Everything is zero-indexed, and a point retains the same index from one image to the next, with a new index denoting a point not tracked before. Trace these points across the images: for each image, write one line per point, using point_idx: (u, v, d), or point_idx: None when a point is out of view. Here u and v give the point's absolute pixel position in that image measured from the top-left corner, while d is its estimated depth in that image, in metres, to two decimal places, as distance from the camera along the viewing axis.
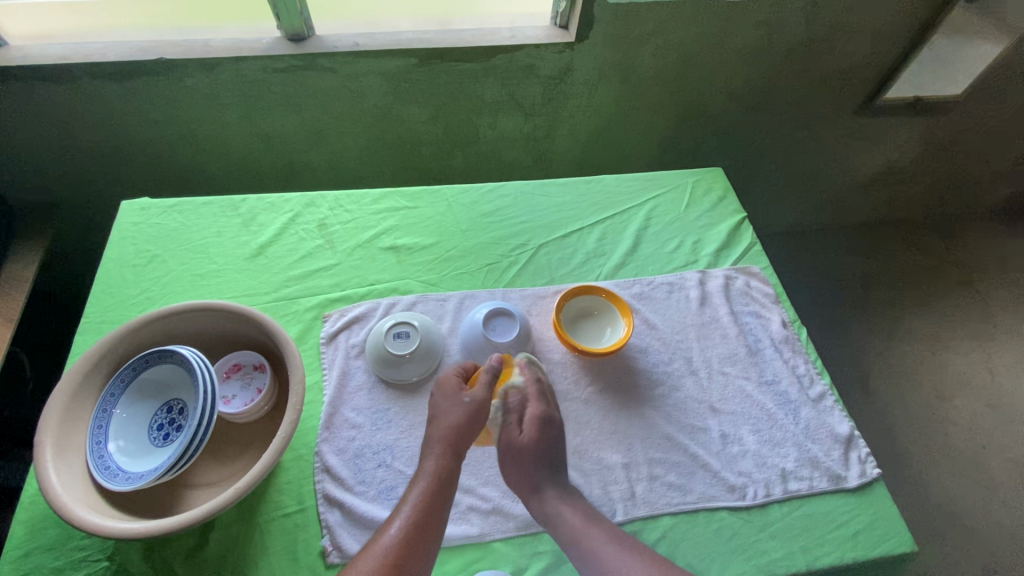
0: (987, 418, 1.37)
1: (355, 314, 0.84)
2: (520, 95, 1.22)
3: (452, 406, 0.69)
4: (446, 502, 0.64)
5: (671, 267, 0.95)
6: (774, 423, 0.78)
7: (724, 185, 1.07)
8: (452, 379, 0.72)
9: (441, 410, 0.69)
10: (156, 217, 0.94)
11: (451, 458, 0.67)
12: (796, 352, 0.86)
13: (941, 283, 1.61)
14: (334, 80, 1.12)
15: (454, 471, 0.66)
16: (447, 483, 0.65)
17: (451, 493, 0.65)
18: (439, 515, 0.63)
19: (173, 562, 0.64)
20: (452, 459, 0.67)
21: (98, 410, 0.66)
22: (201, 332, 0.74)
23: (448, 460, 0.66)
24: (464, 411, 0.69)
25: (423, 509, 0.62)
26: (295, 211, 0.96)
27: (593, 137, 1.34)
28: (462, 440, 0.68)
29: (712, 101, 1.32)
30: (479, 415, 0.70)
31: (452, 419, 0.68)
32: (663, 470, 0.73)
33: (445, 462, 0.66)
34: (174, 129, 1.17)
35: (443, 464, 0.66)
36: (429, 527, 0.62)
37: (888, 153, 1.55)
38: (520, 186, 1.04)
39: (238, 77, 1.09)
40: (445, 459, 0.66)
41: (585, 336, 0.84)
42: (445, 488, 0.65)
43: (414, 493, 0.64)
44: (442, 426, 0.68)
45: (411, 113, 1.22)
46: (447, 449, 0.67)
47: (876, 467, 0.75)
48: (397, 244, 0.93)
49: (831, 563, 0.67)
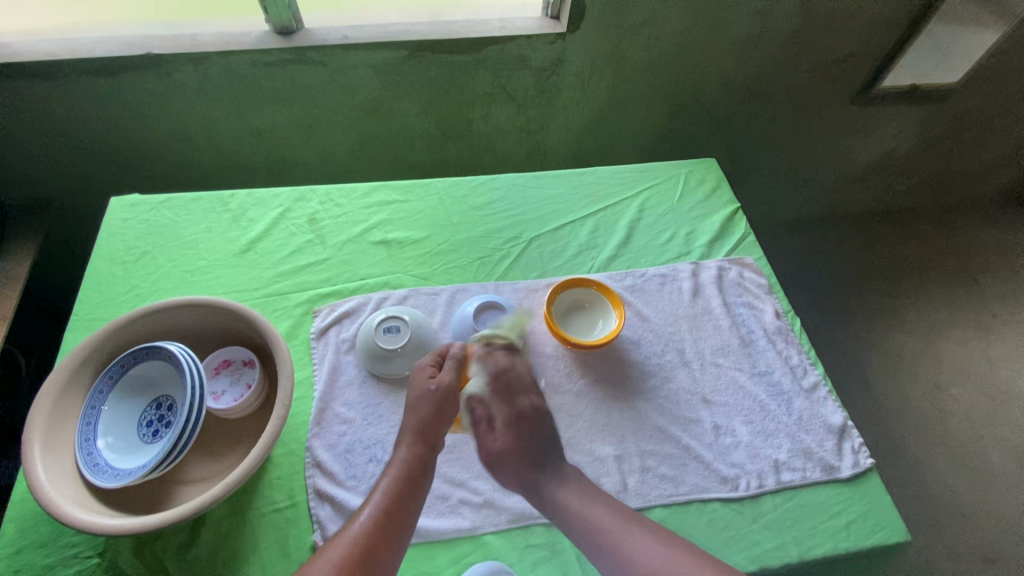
0: (984, 408, 1.37)
1: (345, 308, 0.84)
2: (512, 87, 1.21)
3: (420, 397, 0.70)
4: (416, 491, 0.65)
5: (664, 258, 0.94)
6: (766, 414, 0.78)
7: (718, 176, 1.07)
8: (425, 368, 0.73)
9: (411, 401, 0.70)
10: (145, 213, 0.93)
11: (423, 447, 0.67)
12: (790, 343, 0.85)
13: (939, 272, 1.60)
14: (324, 73, 1.12)
15: (426, 460, 0.67)
16: (418, 472, 0.66)
17: (422, 483, 0.66)
18: (409, 504, 0.64)
19: (165, 558, 0.64)
20: (424, 448, 0.67)
21: (87, 407, 0.66)
22: (189, 328, 0.73)
23: (420, 449, 0.67)
24: (431, 400, 0.69)
25: (393, 497, 0.63)
26: (285, 206, 0.95)
27: (587, 129, 1.33)
28: (436, 429, 0.69)
29: (707, 91, 1.31)
30: (449, 402, 0.70)
31: (421, 410, 0.69)
32: (655, 462, 0.73)
33: (417, 451, 0.67)
34: (164, 124, 1.16)
35: (415, 454, 0.67)
36: (399, 515, 0.62)
37: (884, 142, 1.54)
38: (512, 179, 1.03)
39: (228, 71, 1.08)
40: (418, 449, 0.67)
41: (576, 328, 0.83)
42: (416, 476, 0.65)
43: (384, 482, 0.64)
44: (413, 417, 0.69)
45: (403, 106, 1.21)
46: (419, 439, 0.68)
47: (869, 457, 0.75)
48: (388, 239, 0.92)
49: (823, 553, 0.67)
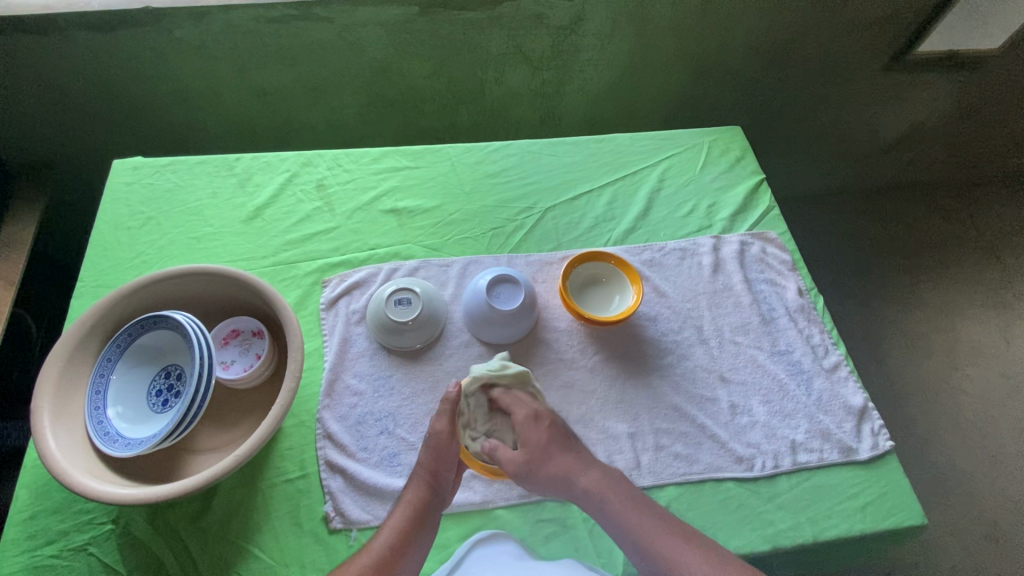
0: (1000, 388, 1.34)
1: (355, 279, 0.82)
2: (527, 47, 1.15)
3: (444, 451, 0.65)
4: (422, 532, 0.62)
5: (684, 232, 0.91)
6: (785, 393, 0.76)
7: (742, 145, 1.02)
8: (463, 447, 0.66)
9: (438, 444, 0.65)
10: (148, 177, 0.90)
11: (427, 487, 0.63)
12: (812, 322, 0.83)
13: (965, 248, 1.54)
14: (330, 31, 1.07)
15: (434, 502, 0.63)
16: (425, 512, 0.62)
17: (429, 525, 0.63)
18: (415, 544, 0.61)
19: (178, 525, 0.64)
20: (429, 490, 0.63)
21: (96, 375, 0.65)
22: (197, 297, 0.72)
23: (424, 491, 0.63)
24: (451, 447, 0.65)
25: (400, 536, 0.61)
26: (292, 170, 0.92)
27: (606, 93, 1.27)
28: (443, 474, 0.65)
29: (731, 56, 1.25)
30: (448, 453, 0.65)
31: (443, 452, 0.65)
32: (669, 440, 0.72)
33: (422, 491, 0.63)
34: (167, 85, 1.12)
35: (419, 495, 0.63)
36: (403, 557, 0.60)
37: (915, 112, 1.47)
38: (526, 145, 0.99)
39: (229, 28, 1.04)
40: (423, 491, 0.63)
41: (592, 304, 0.81)
42: (425, 516, 0.62)
43: (392, 522, 0.62)
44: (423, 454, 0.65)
45: (414, 67, 1.16)
46: (424, 480, 0.63)
47: (889, 439, 0.73)
48: (398, 207, 0.89)
49: (837, 534, 0.66)
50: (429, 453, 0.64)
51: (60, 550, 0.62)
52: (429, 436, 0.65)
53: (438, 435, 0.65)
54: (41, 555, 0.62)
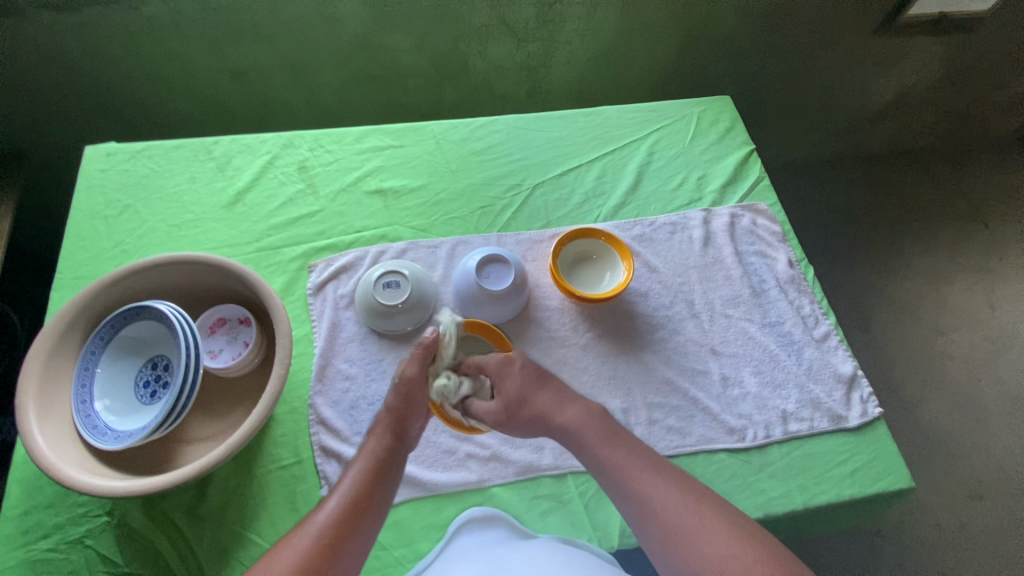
0: (985, 351, 1.36)
1: (342, 263, 0.80)
2: (511, 18, 1.11)
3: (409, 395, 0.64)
4: (385, 484, 0.60)
5: (674, 206, 0.90)
6: (775, 363, 0.77)
7: (732, 115, 1.00)
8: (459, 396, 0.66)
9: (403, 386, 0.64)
10: (123, 162, 0.87)
11: (393, 435, 0.63)
12: (802, 292, 0.83)
13: (954, 213, 1.53)
14: (306, 5, 1.03)
15: (399, 451, 0.62)
16: (390, 463, 0.61)
17: (393, 475, 0.61)
18: (378, 496, 0.59)
19: (174, 515, 0.64)
20: (395, 439, 0.62)
21: (80, 368, 0.63)
22: (178, 286, 0.70)
23: (389, 440, 0.62)
24: (398, 394, 0.64)
25: (363, 487, 0.59)
26: (272, 152, 0.90)
27: (594, 64, 1.24)
28: (410, 421, 0.64)
29: (719, 22, 1.22)
30: (416, 393, 0.64)
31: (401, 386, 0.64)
32: (662, 414, 0.72)
33: (387, 441, 0.62)
34: (139, 65, 1.09)
35: (384, 443, 0.62)
36: (365, 509, 0.58)
37: (904, 77, 1.46)
38: (512, 120, 0.96)
39: (200, 4, 1.00)
40: (389, 439, 0.62)
41: (582, 282, 0.80)
42: (388, 467, 0.61)
43: (352, 473, 0.60)
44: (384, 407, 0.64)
45: (395, 40, 1.12)
46: (390, 429, 0.63)
47: (877, 406, 0.74)
48: (383, 187, 0.88)
49: (827, 500, 0.68)
50: (396, 399, 0.64)
51: (57, 544, 0.62)
52: (397, 382, 0.65)
53: (407, 379, 0.64)
54: (38, 549, 0.62)
